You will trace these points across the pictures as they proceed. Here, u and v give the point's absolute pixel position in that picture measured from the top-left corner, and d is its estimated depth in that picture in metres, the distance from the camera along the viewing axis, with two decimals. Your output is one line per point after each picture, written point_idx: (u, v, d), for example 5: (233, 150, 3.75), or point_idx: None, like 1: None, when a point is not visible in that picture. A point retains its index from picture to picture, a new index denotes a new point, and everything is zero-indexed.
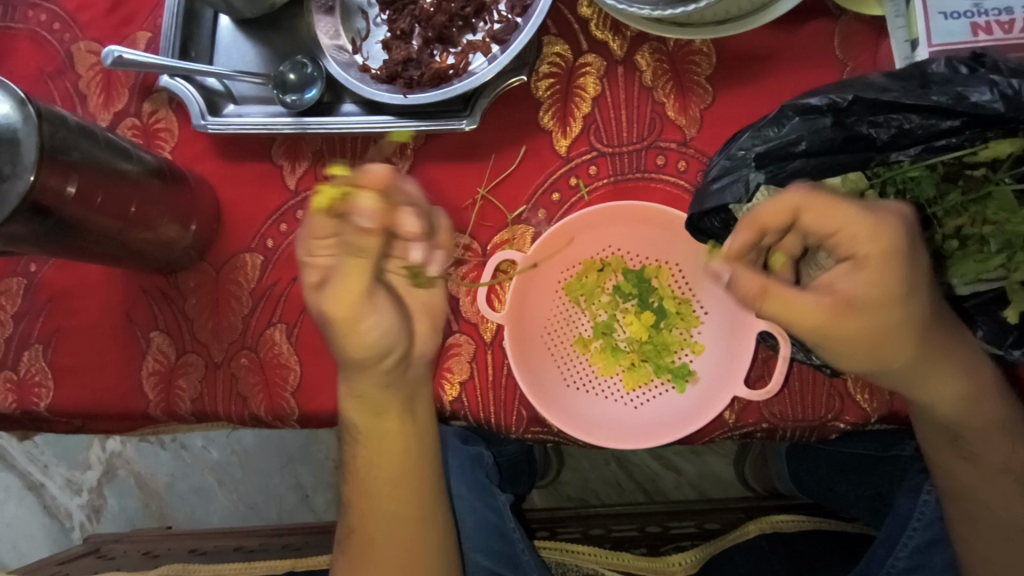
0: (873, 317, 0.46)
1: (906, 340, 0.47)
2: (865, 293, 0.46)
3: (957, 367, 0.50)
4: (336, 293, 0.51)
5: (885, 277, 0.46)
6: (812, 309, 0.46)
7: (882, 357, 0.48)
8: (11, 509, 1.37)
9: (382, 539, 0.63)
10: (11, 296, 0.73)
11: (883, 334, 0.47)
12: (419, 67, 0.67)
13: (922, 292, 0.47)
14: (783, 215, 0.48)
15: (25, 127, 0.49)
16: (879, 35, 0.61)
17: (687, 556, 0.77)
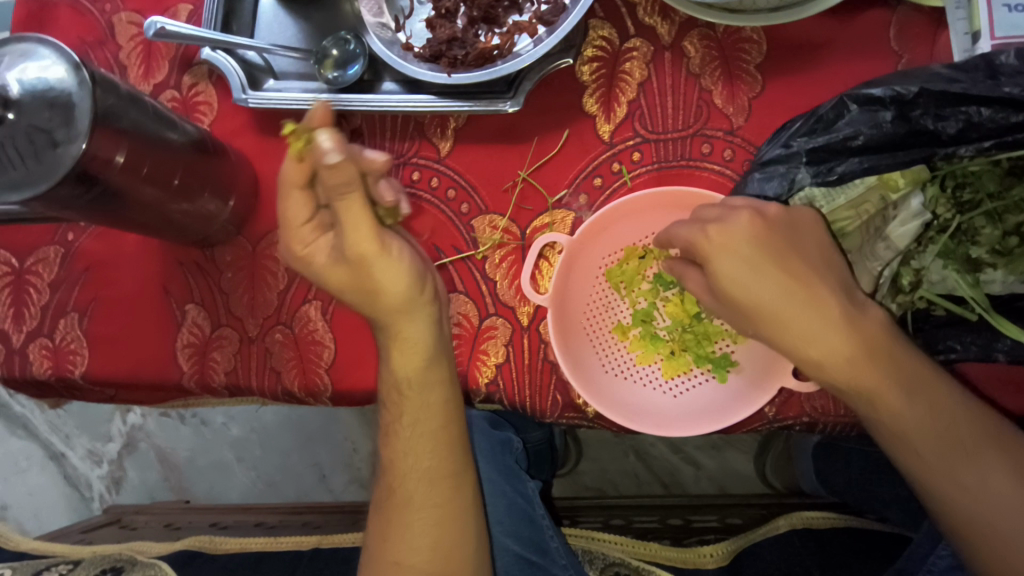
0: (734, 293, 0.52)
1: (771, 313, 0.51)
2: (727, 277, 0.51)
3: (838, 338, 0.50)
4: (348, 231, 0.52)
5: (734, 259, 0.51)
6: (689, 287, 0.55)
7: (759, 328, 0.52)
8: (33, 477, 1.39)
9: (418, 499, 0.61)
10: (48, 264, 0.73)
11: (746, 310, 0.52)
12: (464, 47, 0.66)
13: (778, 270, 0.50)
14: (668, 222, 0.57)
15: (80, 92, 0.49)
16: (937, 27, 0.60)
17: (719, 548, 0.78)
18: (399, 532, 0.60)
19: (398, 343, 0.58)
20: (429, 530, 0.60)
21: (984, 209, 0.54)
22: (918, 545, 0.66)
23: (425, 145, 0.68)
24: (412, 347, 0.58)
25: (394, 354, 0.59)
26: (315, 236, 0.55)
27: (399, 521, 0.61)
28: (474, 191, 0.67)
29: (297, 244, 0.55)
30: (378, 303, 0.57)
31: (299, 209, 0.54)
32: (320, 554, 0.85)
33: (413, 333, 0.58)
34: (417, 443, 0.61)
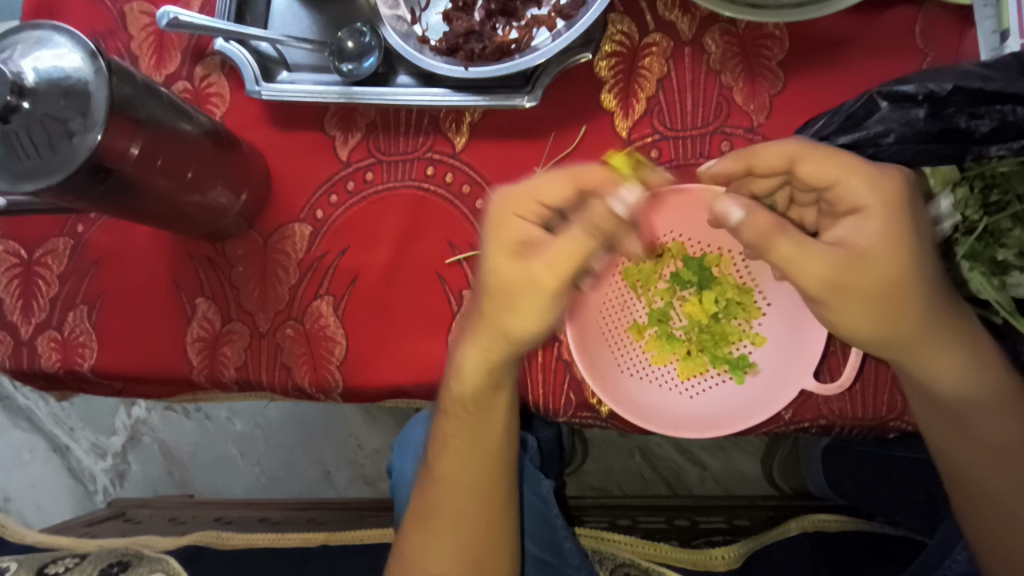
0: (883, 273, 0.47)
1: (912, 301, 0.47)
2: (880, 244, 0.47)
3: (954, 338, 0.49)
4: (552, 255, 0.49)
5: (894, 228, 0.46)
6: (822, 259, 0.47)
7: (892, 321, 0.48)
8: (37, 470, 1.39)
9: (447, 512, 0.62)
10: (57, 256, 0.73)
11: (885, 294, 0.47)
12: (481, 40, 0.65)
13: (928, 251, 0.47)
14: (779, 159, 0.50)
15: (95, 81, 0.48)
16: (964, 25, 0.59)
17: (730, 550, 0.76)
18: (427, 539, 0.63)
19: (475, 358, 0.54)
20: (455, 542, 0.62)
21: (1012, 211, 0.53)
22: (932, 551, 0.65)
23: (440, 139, 0.68)
24: (487, 368, 0.54)
25: (466, 363, 0.54)
26: (529, 229, 0.51)
27: (426, 528, 0.63)
28: (489, 186, 0.66)
29: (491, 224, 0.52)
30: (487, 311, 0.52)
31: (554, 194, 0.51)
32: (327, 551, 0.84)
33: (498, 359, 0.54)
34: (449, 459, 0.61)
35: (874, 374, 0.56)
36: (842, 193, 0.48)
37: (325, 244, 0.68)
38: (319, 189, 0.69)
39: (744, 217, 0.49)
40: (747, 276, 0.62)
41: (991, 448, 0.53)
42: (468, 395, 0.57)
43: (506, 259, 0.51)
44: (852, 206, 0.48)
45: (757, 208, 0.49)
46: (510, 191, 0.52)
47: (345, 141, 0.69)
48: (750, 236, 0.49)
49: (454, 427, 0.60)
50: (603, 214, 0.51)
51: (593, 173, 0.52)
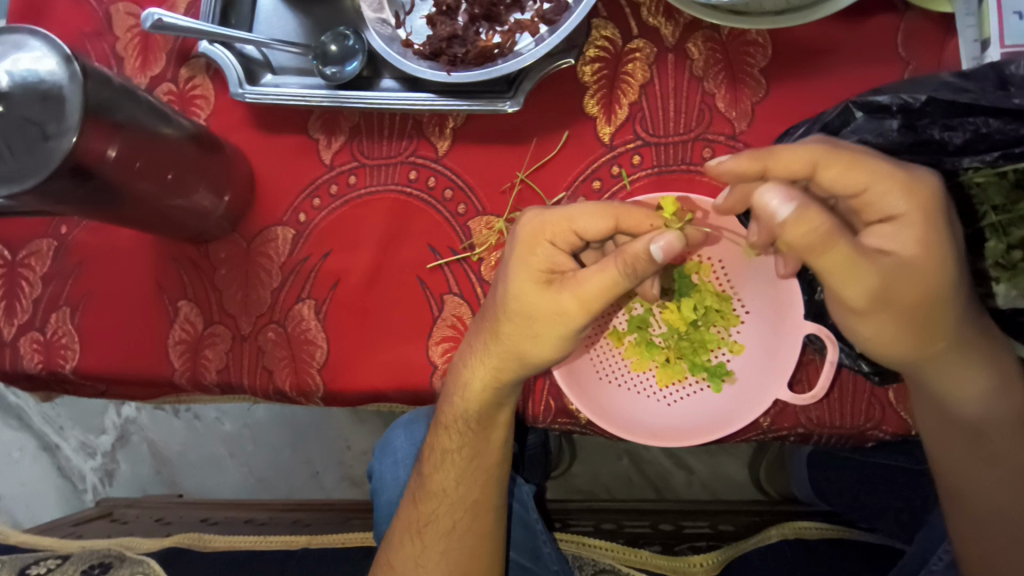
0: (920, 284, 0.46)
1: (943, 312, 0.48)
2: (919, 254, 0.46)
3: (978, 350, 0.51)
4: (585, 285, 0.50)
5: (932, 239, 0.46)
6: (870, 271, 0.45)
7: (923, 332, 0.49)
8: (26, 469, 1.39)
9: (440, 525, 0.62)
10: (41, 257, 0.73)
11: (923, 305, 0.47)
12: (464, 44, 0.64)
13: (959, 261, 0.48)
14: (799, 165, 0.47)
15: (71, 84, 0.48)
16: (945, 34, 0.59)
17: (709, 557, 0.77)
18: (418, 552, 0.63)
19: (482, 377, 0.56)
20: (446, 556, 0.62)
21: (988, 222, 0.54)
22: (909, 558, 0.65)
23: (423, 144, 0.68)
24: (490, 385, 0.56)
25: (473, 380, 0.56)
26: (556, 255, 0.53)
27: (417, 541, 0.63)
28: (471, 191, 0.66)
29: (522, 249, 0.52)
30: (504, 333, 0.53)
31: (586, 224, 0.52)
32: (309, 553, 0.85)
33: (503, 380, 0.56)
34: (446, 472, 0.62)
35: (849, 383, 0.57)
36: (874, 203, 0.46)
37: (308, 248, 0.69)
38: (303, 192, 0.69)
39: (794, 215, 0.43)
40: (726, 283, 0.62)
41: (999, 463, 0.54)
42: (471, 410, 0.59)
43: (543, 295, 0.52)
44: (883, 214, 0.47)
45: (808, 203, 0.43)
46: (549, 214, 0.52)
47: (328, 144, 0.69)
48: (798, 244, 0.44)
49: (451, 441, 0.61)
50: (638, 249, 0.48)
51: (644, 217, 0.52)
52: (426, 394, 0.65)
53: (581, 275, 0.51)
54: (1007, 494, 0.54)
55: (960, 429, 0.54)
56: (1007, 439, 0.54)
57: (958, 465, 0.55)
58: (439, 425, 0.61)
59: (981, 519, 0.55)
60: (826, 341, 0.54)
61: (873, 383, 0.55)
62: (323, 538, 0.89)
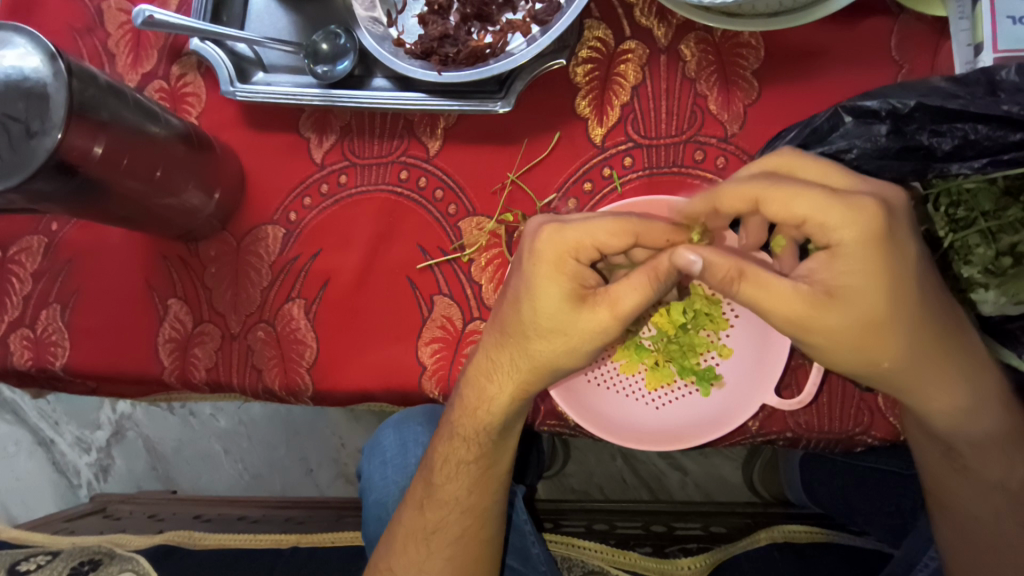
0: (857, 312, 0.44)
1: (889, 340, 0.45)
2: (849, 283, 0.44)
3: (946, 370, 0.48)
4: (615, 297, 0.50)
5: (872, 268, 0.43)
6: (792, 299, 0.44)
7: (867, 359, 0.46)
8: (22, 463, 1.39)
9: (447, 532, 0.62)
10: (31, 253, 0.72)
11: (861, 335, 0.45)
12: (455, 44, 0.64)
13: (912, 287, 0.44)
14: (743, 202, 0.47)
15: (55, 82, 0.48)
16: (940, 37, 0.58)
17: (698, 560, 0.76)
18: (424, 559, 0.62)
19: (503, 385, 0.55)
20: (452, 562, 0.62)
21: (978, 228, 0.53)
22: (897, 563, 0.65)
23: (414, 144, 0.67)
24: (478, 381, 0.56)
25: (499, 394, 0.55)
26: (582, 270, 0.51)
27: (424, 547, 0.63)
28: (462, 191, 0.66)
29: (551, 271, 0.50)
30: (535, 348, 0.52)
31: (612, 241, 0.50)
32: (299, 551, 0.85)
33: (531, 391, 0.55)
34: (459, 482, 0.62)
35: (838, 388, 0.56)
36: (814, 230, 0.44)
37: (298, 247, 0.68)
38: (293, 191, 0.69)
39: (703, 267, 0.47)
40: None
41: (970, 474, 0.54)
42: (493, 423, 0.58)
43: (581, 317, 0.50)
44: (824, 242, 0.44)
45: (715, 254, 0.46)
46: (569, 232, 0.50)
47: (319, 143, 0.69)
48: (711, 281, 0.47)
49: (467, 451, 0.61)
50: (669, 264, 0.50)
51: (661, 233, 0.52)
52: (415, 395, 0.65)
53: (616, 293, 0.50)
54: (977, 504, 0.54)
55: (931, 438, 0.53)
56: (977, 453, 0.53)
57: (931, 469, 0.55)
58: (455, 435, 0.60)
59: (951, 523, 0.56)
60: None
61: (861, 389, 0.55)
62: (315, 536, 0.89)
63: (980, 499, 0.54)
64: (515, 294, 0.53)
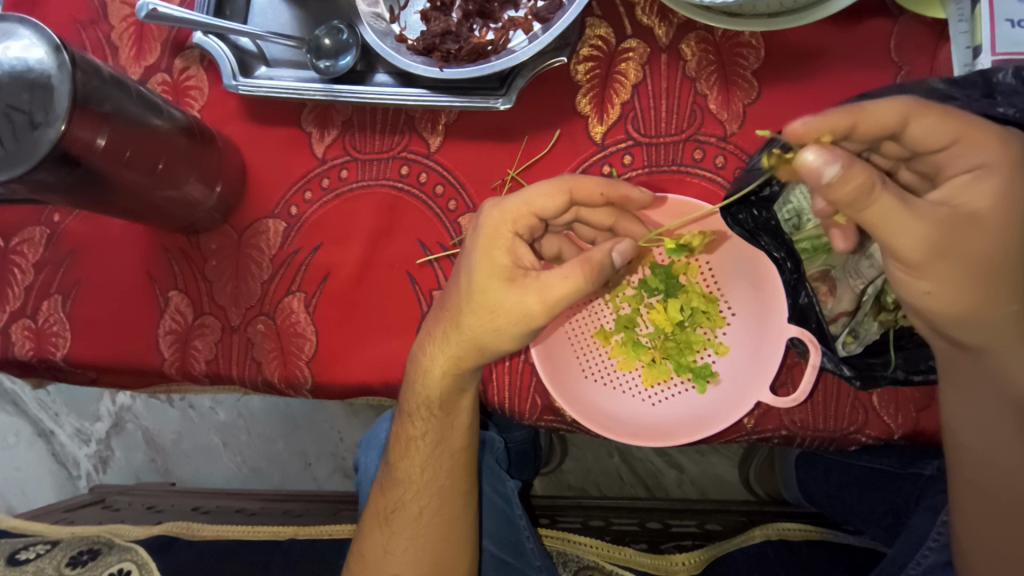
0: (985, 238, 0.43)
1: (1013, 278, 0.45)
2: (993, 207, 0.43)
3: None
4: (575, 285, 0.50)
5: (1013, 195, 0.43)
6: (929, 218, 0.42)
7: (986, 295, 0.45)
8: (22, 454, 1.40)
9: (406, 511, 0.62)
10: (33, 244, 0.73)
11: (986, 264, 0.44)
12: (457, 41, 0.65)
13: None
14: (891, 116, 0.42)
15: (59, 74, 0.48)
16: (939, 39, 0.58)
17: (692, 556, 0.77)
18: (386, 540, 0.63)
19: (442, 363, 0.55)
20: (415, 543, 0.62)
21: None
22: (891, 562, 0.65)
23: (415, 139, 0.68)
24: (459, 372, 0.56)
25: (434, 366, 0.56)
26: (518, 244, 0.53)
27: (386, 529, 0.63)
28: (462, 187, 0.67)
29: (490, 248, 0.52)
30: (465, 322, 0.53)
31: (544, 206, 0.52)
32: (296, 544, 0.86)
33: (464, 367, 0.55)
34: (412, 459, 0.62)
35: (833, 387, 0.57)
36: (957, 155, 0.43)
37: (299, 241, 0.69)
38: (294, 185, 0.69)
39: (838, 175, 0.40)
40: (714, 284, 0.62)
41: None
42: (433, 396, 0.58)
43: (510, 291, 0.51)
44: (966, 167, 0.43)
45: (852, 161, 0.40)
46: (506, 204, 0.53)
47: (321, 138, 0.69)
48: (838, 199, 0.41)
49: (416, 428, 0.61)
50: (602, 255, 0.51)
51: (594, 186, 0.53)
52: None
53: (546, 276, 0.51)
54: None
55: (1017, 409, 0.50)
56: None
57: (994, 459, 0.52)
58: (403, 413, 0.61)
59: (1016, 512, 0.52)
60: (808, 344, 0.54)
61: (856, 388, 0.53)
62: (313, 529, 0.89)
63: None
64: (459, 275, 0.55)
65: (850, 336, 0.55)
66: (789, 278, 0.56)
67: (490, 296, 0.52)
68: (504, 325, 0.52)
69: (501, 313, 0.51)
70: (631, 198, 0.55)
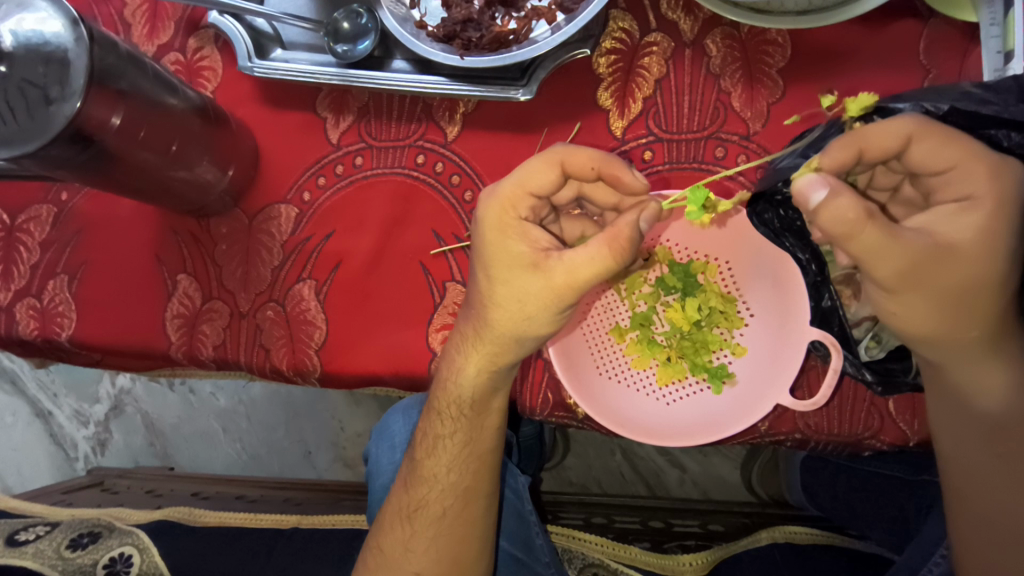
0: (965, 271, 0.44)
1: (994, 301, 0.46)
2: (973, 239, 0.44)
3: (1009, 349, 0.49)
4: (601, 279, 0.49)
5: (995, 228, 0.44)
6: (915, 247, 0.42)
7: (968, 318, 0.46)
8: (19, 434, 1.39)
9: (429, 510, 0.62)
10: (40, 223, 0.72)
11: (968, 290, 0.45)
12: (478, 29, 0.63)
13: (1014, 259, 0.46)
14: (891, 140, 0.45)
15: (75, 48, 0.47)
16: (970, 43, 0.57)
17: (698, 557, 0.78)
18: (407, 537, 0.62)
19: (477, 363, 0.55)
20: (436, 543, 0.62)
21: None
22: (900, 568, 0.65)
23: (432, 128, 0.67)
24: (488, 371, 0.55)
25: (467, 366, 0.55)
26: (528, 227, 0.51)
27: (407, 527, 0.62)
28: (479, 178, 0.66)
29: (505, 236, 0.50)
30: (493, 321, 0.52)
31: (541, 183, 0.51)
32: (297, 533, 0.86)
33: (499, 364, 0.55)
34: (437, 459, 0.61)
35: (850, 391, 0.57)
36: (951, 181, 0.45)
37: (310, 228, 0.68)
38: (308, 170, 0.68)
39: (828, 200, 0.41)
40: (732, 284, 0.62)
41: (1010, 460, 0.52)
42: (464, 396, 0.58)
43: (535, 278, 0.50)
44: (956, 194, 0.45)
45: (845, 189, 0.41)
46: (501, 190, 0.51)
47: (336, 124, 0.68)
48: (831, 224, 0.41)
49: (444, 427, 0.60)
50: (628, 229, 0.48)
51: (587, 158, 0.51)
52: (424, 381, 0.65)
53: (570, 256, 0.49)
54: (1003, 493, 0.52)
55: (980, 424, 0.52)
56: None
57: (973, 465, 0.53)
58: (432, 411, 0.61)
59: (982, 521, 0.53)
60: (830, 348, 0.54)
61: (877, 393, 0.54)
62: (316, 518, 0.89)
63: (997, 492, 0.53)
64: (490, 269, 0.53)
65: (873, 341, 0.55)
66: (813, 279, 0.56)
67: (507, 289, 0.51)
68: (522, 318, 0.51)
69: (529, 303, 0.50)
70: (623, 181, 0.52)
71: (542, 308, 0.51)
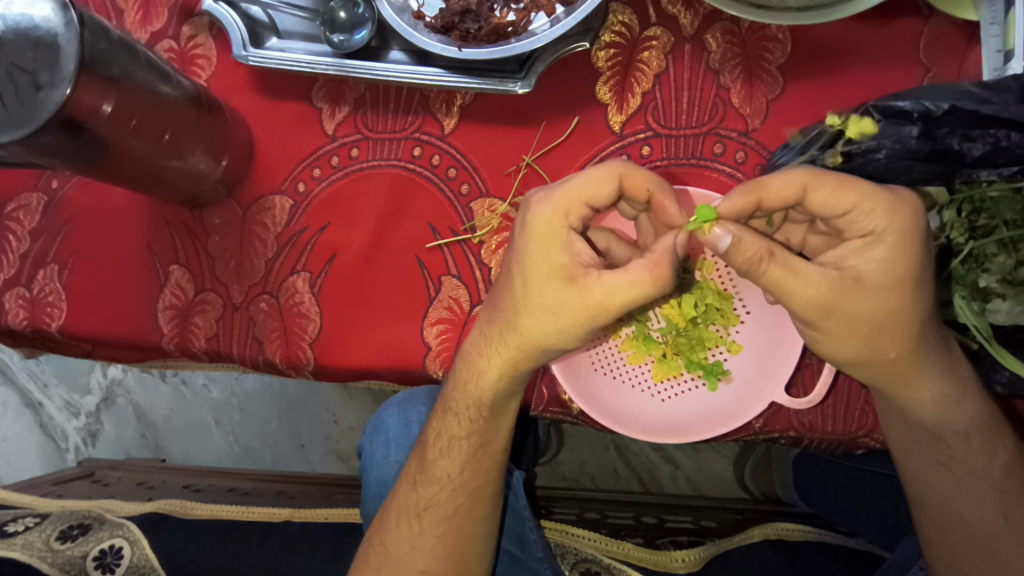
0: (875, 299, 0.46)
1: (909, 326, 0.47)
2: (879, 272, 0.45)
3: (935, 357, 0.50)
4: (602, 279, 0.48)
5: (902, 258, 0.45)
6: (819, 282, 0.46)
7: (877, 346, 0.48)
8: (9, 424, 1.38)
9: (440, 508, 0.61)
10: (30, 211, 0.71)
11: (879, 320, 0.46)
12: (477, 20, 0.62)
13: (929, 275, 0.46)
14: (789, 190, 0.46)
15: (66, 33, 0.46)
16: (970, 42, 0.57)
17: (690, 553, 0.78)
18: (415, 535, 0.62)
19: (500, 366, 0.55)
20: (444, 540, 0.62)
21: (998, 237, 0.53)
22: (890, 566, 0.66)
23: (429, 120, 0.66)
24: (508, 373, 0.55)
25: (488, 367, 0.55)
26: (573, 238, 0.50)
27: (415, 525, 0.62)
28: (475, 171, 0.65)
29: (539, 236, 0.49)
30: (522, 325, 0.51)
31: (598, 195, 0.50)
32: (290, 526, 0.85)
33: (521, 367, 0.55)
34: (452, 459, 0.61)
35: (845, 391, 0.57)
36: (854, 220, 0.45)
37: (305, 219, 0.67)
38: (303, 162, 0.68)
39: (733, 245, 0.45)
40: (729, 282, 0.61)
41: (957, 466, 0.54)
42: (484, 398, 0.57)
43: (569, 291, 0.49)
44: (862, 229, 0.46)
45: (746, 232, 0.45)
46: (557, 196, 0.50)
47: (332, 114, 0.67)
48: (741, 263, 0.46)
49: (462, 428, 0.60)
50: (666, 251, 0.48)
51: (644, 178, 0.50)
52: (418, 374, 0.65)
53: (608, 278, 0.48)
54: (964, 498, 0.55)
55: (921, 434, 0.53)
56: (964, 445, 0.53)
57: (931, 471, 0.55)
58: (448, 410, 0.60)
59: (945, 522, 0.56)
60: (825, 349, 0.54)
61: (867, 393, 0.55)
62: (310, 512, 0.88)
63: (965, 495, 0.55)
64: (509, 266, 0.52)
65: None
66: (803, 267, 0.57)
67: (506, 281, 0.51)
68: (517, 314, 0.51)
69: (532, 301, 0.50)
70: (665, 211, 0.51)
71: (537, 308, 0.50)
